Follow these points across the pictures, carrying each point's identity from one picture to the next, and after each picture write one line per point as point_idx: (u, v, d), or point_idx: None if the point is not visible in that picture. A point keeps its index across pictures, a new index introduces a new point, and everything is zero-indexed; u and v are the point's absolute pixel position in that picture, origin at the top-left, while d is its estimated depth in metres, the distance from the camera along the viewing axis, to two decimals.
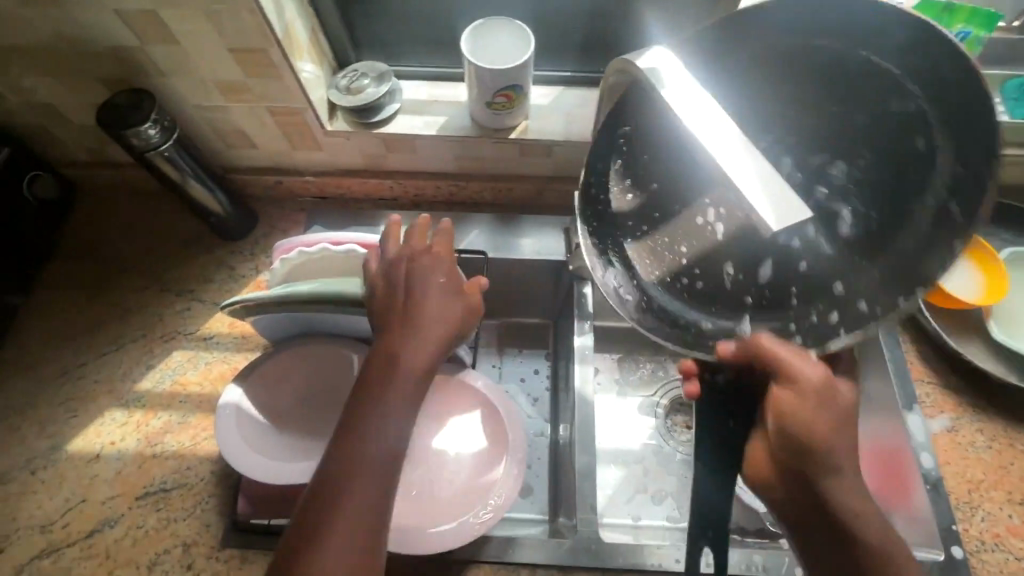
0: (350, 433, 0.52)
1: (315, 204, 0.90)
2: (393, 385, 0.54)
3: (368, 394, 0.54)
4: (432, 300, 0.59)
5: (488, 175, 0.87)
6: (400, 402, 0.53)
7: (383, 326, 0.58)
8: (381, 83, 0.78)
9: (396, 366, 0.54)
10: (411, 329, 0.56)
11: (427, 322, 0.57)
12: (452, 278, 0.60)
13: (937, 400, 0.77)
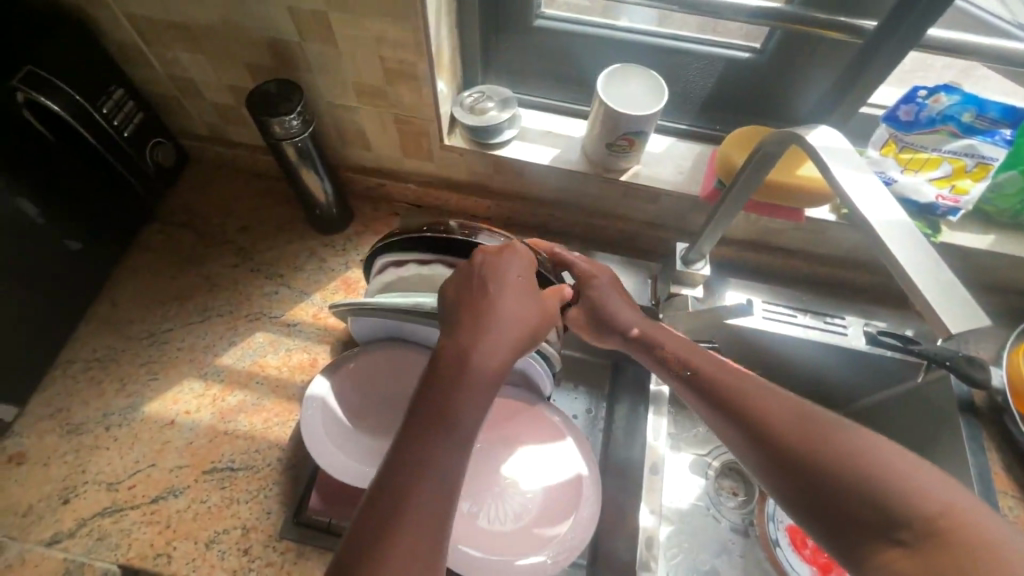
0: (413, 426, 0.47)
1: (409, 211, 0.93)
2: (468, 383, 0.49)
3: (431, 389, 0.49)
4: (506, 302, 0.54)
5: (584, 211, 0.88)
6: (473, 405, 0.48)
7: (452, 326, 0.53)
8: (504, 108, 0.80)
9: (471, 361, 0.50)
10: (483, 332, 0.52)
11: (499, 324, 0.53)
12: (520, 304, 0.55)
13: (1020, 516, 0.73)
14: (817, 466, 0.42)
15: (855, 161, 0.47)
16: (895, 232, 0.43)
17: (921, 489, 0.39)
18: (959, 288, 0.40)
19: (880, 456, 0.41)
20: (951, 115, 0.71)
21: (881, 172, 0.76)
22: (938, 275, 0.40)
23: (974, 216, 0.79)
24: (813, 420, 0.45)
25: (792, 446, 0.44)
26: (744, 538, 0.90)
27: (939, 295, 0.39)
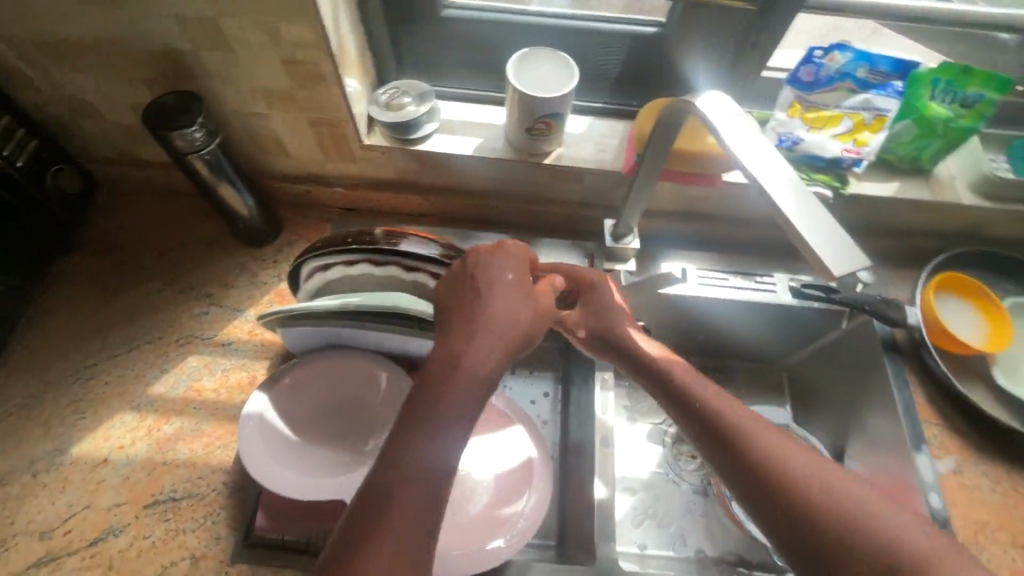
0: (394, 447, 0.44)
1: (341, 215, 0.91)
2: (455, 387, 0.46)
3: (414, 408, 0.46)
4: (496, 310, 0.50)
5: (516, 198, 0.88)
6: (460, 422, 0.45)
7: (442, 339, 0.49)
8: (421, 102, 0.79)
9: (458, 363, 0.47)
10: (474, 342, 0.48)
11: (487, 332, 0.49)
12: (518, 298, 0.51)
13: (944, 442, 0.78)
14: (776, 485, 0.45)
15: (744, 122, 0.49)
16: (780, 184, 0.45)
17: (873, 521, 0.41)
18: (837, 231, 0.42)
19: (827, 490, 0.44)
20: (847, 72, 0.76)
21: (789, 131, 0.79)
22: (820, 220, 0.43)
23: (879, 166, 0.83)
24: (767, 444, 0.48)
25: (756, 465, 0.47)
26: (704, 498, 0.94)
27: (822, 237, 0.42)
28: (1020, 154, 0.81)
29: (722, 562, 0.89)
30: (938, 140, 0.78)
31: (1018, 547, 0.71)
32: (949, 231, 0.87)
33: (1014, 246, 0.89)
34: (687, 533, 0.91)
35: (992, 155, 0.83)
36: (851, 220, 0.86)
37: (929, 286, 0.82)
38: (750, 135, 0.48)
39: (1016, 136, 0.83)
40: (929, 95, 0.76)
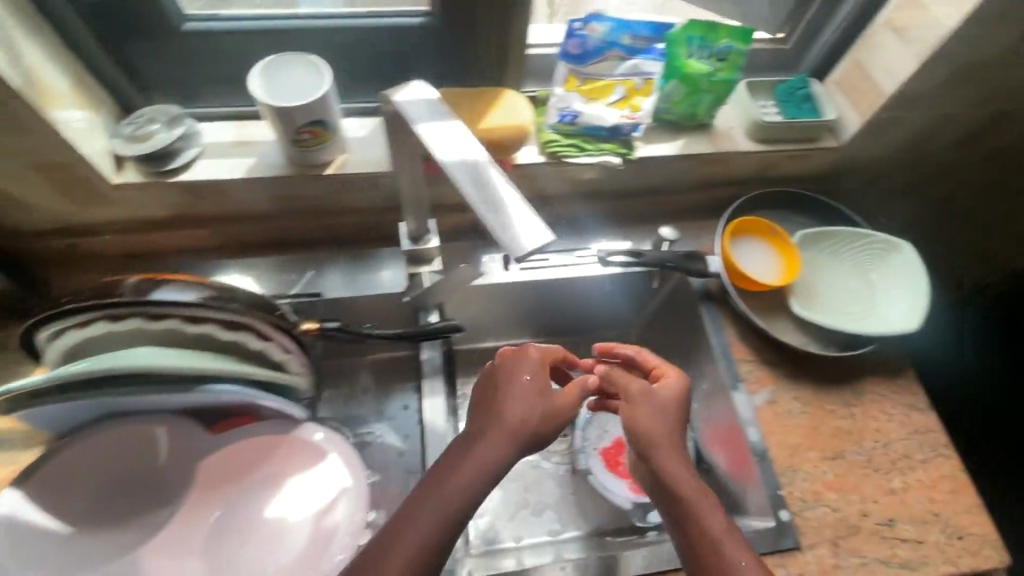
0: (425, 503, 0.53)
1: (121, 264, 0.81)
2: (481, 447, 0.55)
3: (450, 473, 0.54)
4: (508, 395, 0.58)
5: (315, 214, 0.83)
6: (467, 489, 0.54)
7: (485, 414, 0.58)
8: (172, 127, 0.72)
9: (495, 425, 0.56)
10: (528, 419, 0.57)
11: (530, 408, 0.57)
12: (537, 379, 0.59)
13: (758, 376, 0.82)
14: (695, 532, 0.55)
15: (440, 109, 0.46)
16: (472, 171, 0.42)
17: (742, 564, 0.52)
18: (524, 208, 0.40)
19: (718, 539, 0.54)
20: (613, 41, 0.78)
21: (567, 106, 0.79)
22: (510, 202, 0.40)
23: (662, 126, 0.85)
24: (692, 492, 0.56)
25: (681, 510, 0.56)
26: (572, 475, 0.94)
27: (509, 220, 0.39)
28: (784, 97, 0.87)
29: (595, 534, 0.90)
30: (706, 96, 0.80)
31: (828, 460, 0.77)
32: (741, 177, 0.92)
33: (800, 182, 0.96)
34: (560, 513, 0.91)
35: (763, 101, 0.87)
36: (650, 181, 0.88)
37: (725, 234, 0.85)
38: (446, 121, 0.45)
39: (779, 82, 0.88)
40: (686, 53, 0.77)
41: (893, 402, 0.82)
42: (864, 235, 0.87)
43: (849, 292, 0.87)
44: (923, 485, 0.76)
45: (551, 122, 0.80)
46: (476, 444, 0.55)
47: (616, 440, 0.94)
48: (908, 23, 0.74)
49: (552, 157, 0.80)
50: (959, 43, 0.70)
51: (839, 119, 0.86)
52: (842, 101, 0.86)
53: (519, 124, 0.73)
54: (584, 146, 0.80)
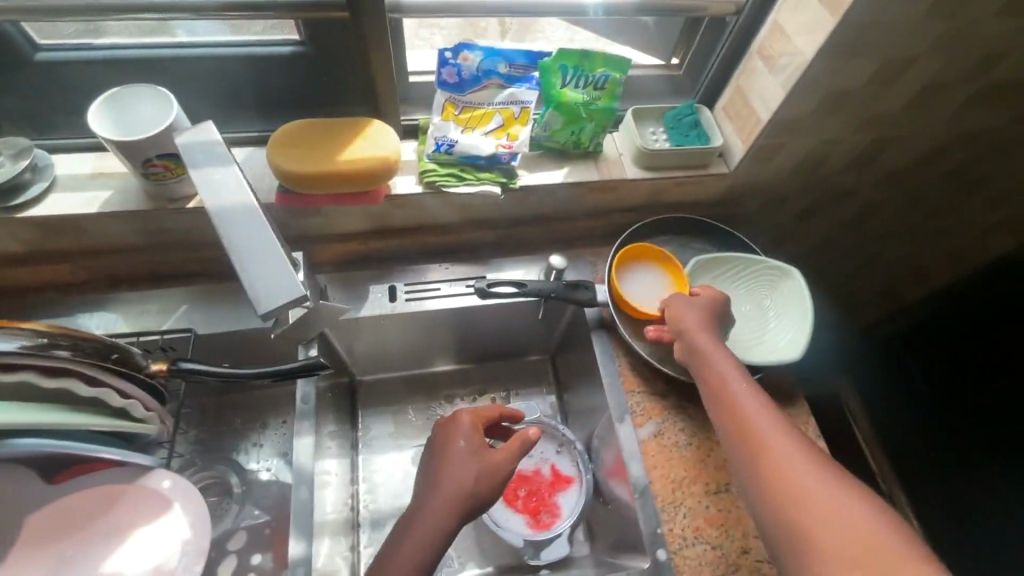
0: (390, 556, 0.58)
1: None
2: (423, 518, 0.59)
3: (414, 520, 0.60)
4: (456, 456, 0.63)
5: (189, 246, 0.80)
6: (433, 533, 0.59)
7: (441, 466, 0.63)
8: (19, 160, 0.70)
9: (436, 488, 0.61)
10: (471, 482, 0.61)
11: (468, 468, 0.62)
12: (472, 440, 0.65)
13: (647, 407, 0.80)
14: (783, 506, 0.55)
15: (220, 154, 0.45)
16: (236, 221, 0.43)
17: (835, 524, 0.52)
18: (284, 268, 0.42)
19: (822, 501, 0.54)
20: (489, 69, 0.77)
21: (443, 135, 0.78)
22: (265, 260, 0.42)
23: (548, 153, 0.84)
24: (783, 459, 0.57)
25: (769, 482, 0.57)
26: None
27: (261, 279, 0.42)
28: (672, 124, 0.86)
29: (491, 573, 0.87)
30: (587, 123, 0.80)
31: (711, 495, 0.75)
32: (636, 203, 0.91)
33: (700, 206, 0.95)
34: (457, 552, 0.88)
35: (652, 129, 0.87)
36: (541, 209, 0.87)
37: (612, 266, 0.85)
38: (222, 168, 0.45)
39: (669, 108, 0.88)
40: (561, 82, 0.77)
41: None
42: (757, 261, 0.87)
43: (742, 319, 0.85)
44: None
45: (428, 152, 0.78)
46: (426, 495, 0.61)
47: (517, 472, 0.92)
48: (777, 51, 0.74)
49: (430, 187, 0.79)
50: (820, 72, 0.70)
51: (727, 145, 0.86)
52: (728, 127, 0.86)
53: (383, 155, 0.71)
54: (461, 174, 0.79)
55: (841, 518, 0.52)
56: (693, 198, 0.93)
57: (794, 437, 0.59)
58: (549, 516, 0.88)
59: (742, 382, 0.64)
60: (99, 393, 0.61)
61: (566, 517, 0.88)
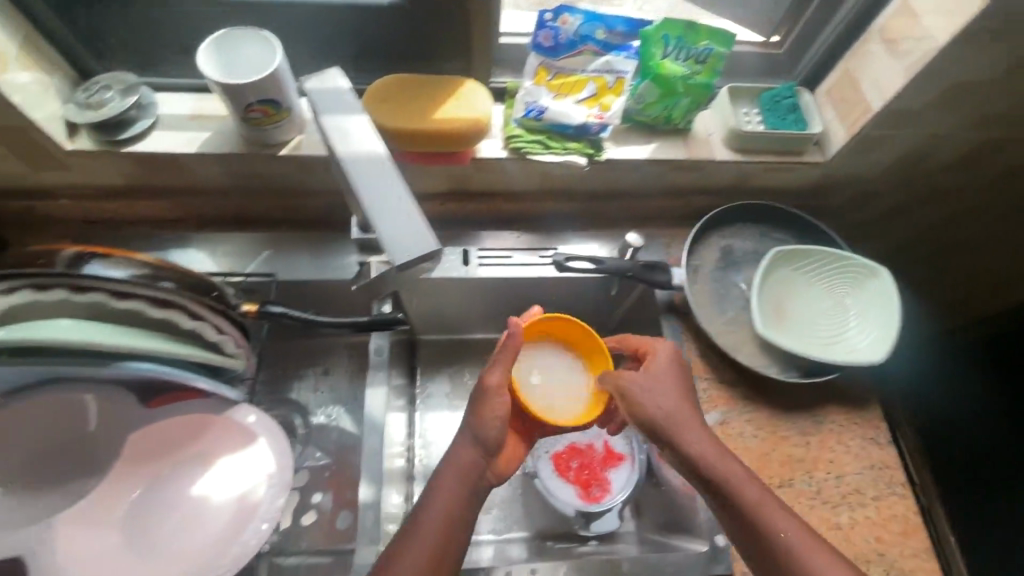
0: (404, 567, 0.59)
1: (82, 229, 0.82)
2: (446, 489, 0.63)
3: (415, 533, 0.61)
4: (465, 447, 0.66)
5: (277, 193, 0.83)
6: (444, 511, 0.62)
7: (434, 482, 0.65)
8: (127, 95, 0.72)
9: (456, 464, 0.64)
10: (462, 488, 0.64)
11: (467, 466, 0.65)
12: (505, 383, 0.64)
13: (713, 395, 0.80)
14: (763, 543, 0.61)
15: (350, 101, 0.46)
16: (362, 165, 0.44)
17: (803, 549, 0.60)
18: (416, 221, 0.43)
19: (788, 530, 0.61)
20: (586, 35, 0.74)
21: (534, 101, 0.76)
22: (400, 210, 0.43)
23: (634, 127, 0.82)
24: (753, 494, 0.63)
25: (748, 521, 0.62)
26: (521, 476, 0.93)
27: (396, 229, 0.42)
28: (768, 105, 0.82)
29: (539, 536, 0.90)
30: (681, 98, 0.77)
31: (773, 487, 0.75)
32: (718, 186, 0.88)
33: (782, 195, 0.92)
34: (506, 513, 0.91)
35: (745, 109, 0.83)
36: (619, 184, 0.85)
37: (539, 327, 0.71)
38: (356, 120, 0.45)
39: (767, 88, 0.83)
40: (661, 53, 0.74)
41: (852, 433, 0.79)
42: (842, 257, 0.84)
43: (820, 315, 0.83)
44: (872, 522, 0.74)
45: (517, 117, 0.77)
46: (425, 508, 0.63)
47: (570, 444, 0.93)
48: (900, 35, 0.69)
49: (515, 153, 0.78)
50: (950, 62, 0.66)
51: (825, 133, 0.82)
52: (830, 114, 0.81)
53: (475, 116, 0.70)
54: (550, 142, 0.78)
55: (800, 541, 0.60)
56: (778, 185, 0.90)
57: (750, 471, 0.65)
58: (599, 489, 0.90)
59: (695, 420, 0.67)
60: (197, 325, 0.63)
61: (615, 493, 0.89)
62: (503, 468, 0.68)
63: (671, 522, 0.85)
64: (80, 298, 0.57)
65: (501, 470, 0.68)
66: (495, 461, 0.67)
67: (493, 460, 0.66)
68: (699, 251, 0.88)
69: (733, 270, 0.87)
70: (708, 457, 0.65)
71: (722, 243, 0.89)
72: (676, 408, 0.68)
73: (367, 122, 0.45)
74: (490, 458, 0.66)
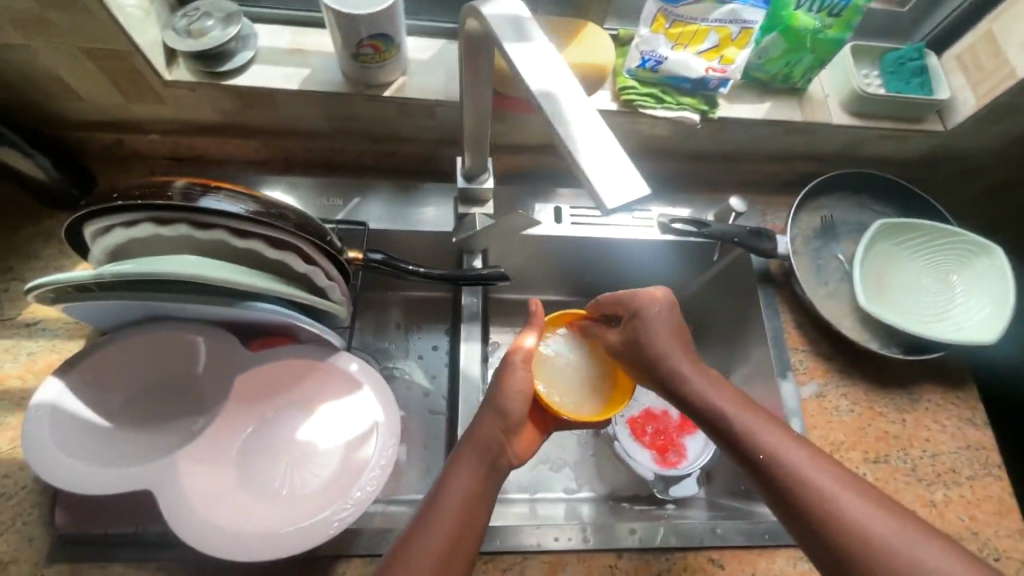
0: (411, 560, 0.52)
1: (169, 167, 0.80)
2: (461, 464, 0.59)
3: (428, 523, 0.55)
4: (484, 424, 0.62)
5: (370, 139, 0.80)
6: (464, 484, 0.58)
7: (451, 464, 0.60)
8: (228, 25, 0.69)
9: (471, 437, 0.61)
10: (475, 473, 0.58)
11: (483, 447, 0.60)
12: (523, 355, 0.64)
13: (809, 367, 0.79)
14: (832, 540, 0.50)
15: (533, 31, 0.44)
16: (556, 100, 0.40)
17: (888, 539, 0.48)
18: (621, 159, 0.38)
19: (868, 519, 0.49)
20: None
21: (652, 49, 0.71)
22: (605, 146, 0.38)
23: (749, 84, 0.78)
24: (822, 482, 0.52)
25: (814, 516, 0.51)
26: (594, 437, 0.93)
27: (601, 165, 0.38)
28: (892, 68, 0.77)
29: (611, 498, 0.89)
30: (806, 55, 0.73)
31: (869, 462, 0.74)
32: (823, 152, 0.85)
33: (885, 166, 0.88)
34: (580, 474, 0.91)
35: (865, 71, 0.78)
36: (725, 146, 0.83)
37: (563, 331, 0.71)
38: (542, 48, 0.43)
39: (891, 48, 0.78)
40: (795, 3, 0.69)
41: (948, 413, 0.78)
42: (950, 232, 0.80)
43: (926, 292, 0.80)
44: (968, 502, 0.72)
45: (631, 67, 0.73)
46: (440, 488, 0.58)
47: (646, 410, 0.93)
48: None
49: (625, 106, 0.74)
50: None
51: (951, 100, 0.78)
52: (959, 80, 0.77)
53: (598, 65, 0.68)
54: (663, 96, 0.74)
55: (884, 530, 0.49)
56: (884, 155, 0.86)
57: (820, 455, 0.54)
58: (675, 455, 0.89)
59: (747, 404, 0.59)
60: (310, 270, 0.62)
61: (691, 460, 0.89)
62: (525, 449, 0.63)
63: (749, 491, 0.85)
64: (203, 232, 0.56)
65: (523, 451, 0.63)
66: (514, 440, 0.62)
67: (513, 436, 0.62)
68: (799, 218, 0.85)
69: (833, 240, 0.84)
70: (760, 440, 0.56)
71: (823, 212, 0.86)
72: (722, 394, 0.60)
73: (553, 51, 0.42)
74: (511, 435, 0.61)
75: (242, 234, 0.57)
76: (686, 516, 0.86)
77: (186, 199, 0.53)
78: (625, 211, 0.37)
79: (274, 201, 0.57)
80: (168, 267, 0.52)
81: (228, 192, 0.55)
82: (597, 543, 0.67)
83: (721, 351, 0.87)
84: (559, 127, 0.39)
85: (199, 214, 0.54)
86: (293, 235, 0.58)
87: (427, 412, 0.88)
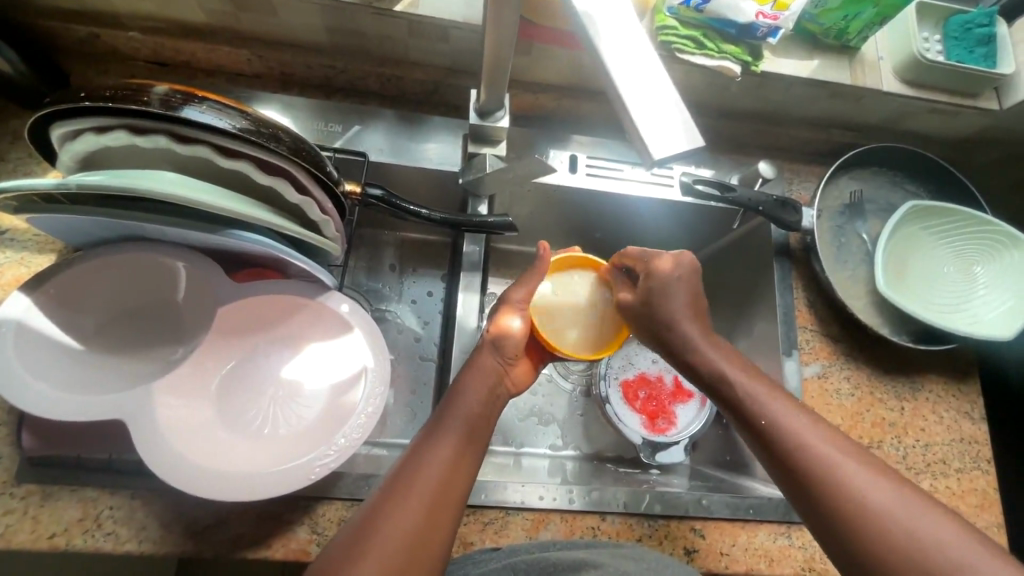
0: (408, 485, 0.49)
1: (149, 71, 0.72)
2: (468, 396, 0.56)
3: (424, 456, 0.51)
4: (483, 354, 0.60)
5: (375, 58, 0.73)
6: (472, 409, 0.55)
7: (452, 396, 0.56)
8: None
9: (478, 367, 0.58)
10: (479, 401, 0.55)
11: (485, 375, 0.58)
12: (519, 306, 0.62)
13: (815, 347, 0.76)
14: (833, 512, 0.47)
15: None
16: (607, 29, 0.34)
17: (895, 507, 0.46)
18: (676, 105, 0.33)
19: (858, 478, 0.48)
20: None
21: None
22: (657, 88, 0.33)
23: (798, 36, 0.71)
24: (824, 458, 0.49)
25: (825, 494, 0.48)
26: (585, 397, 0.92)
27: (652, 110, 0.33)
28: (956, 33, 0.70)
29: (596, 458, 0.88)
30: (868, 9, 0.66)
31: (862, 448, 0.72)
32: (863, 121, 0.79)
33: (924, 142, 0.83)
34: (567, 431, 0.90)
35: (927, 33, 0.71)
36: (761, 104, 0.77)
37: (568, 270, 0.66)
38: None
39: (960, 10, 0.70)
40: None
41: (947, 405, 0.76)
42: (981, 220, 0.75)
43: (945, 280, 0.76)
44: (955, 493, 0.71)
45: (673, 4, 0.65)
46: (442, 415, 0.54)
47: (640, 374, 0.91)
48: None
49: (661, 48, 0.67)
50: None
51: (1013, 75, 0.71)
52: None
53: None
54: (703, 40, 0.67)
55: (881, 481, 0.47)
56: (925, 130, 0.81)
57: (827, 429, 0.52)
58: (665, 422, 0.88)
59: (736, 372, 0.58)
60: (302, 201, 0.56)
61: (680, 428, 0.88)
62: (520, 381, 0.62)
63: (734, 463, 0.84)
64: (183, 148, 0.49)
65: (522, 382, 0.62)
66: (513, 369, 0.61)
67: (511, 367, 0.60)
68: (828, 192, 0.80)
69: (859, 218, 0.79)
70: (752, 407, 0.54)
71: (852, 186, 0.80)
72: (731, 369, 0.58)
73: None
74: (509, 365, 0.61)
75: (227, 152, 0.51)
76: (668, 483, 0.84)
77: (166, 108, 0.47)
78: (668, 165, 0.32)
79: (265, 119, 0.51)
80: (143, 181, 0.47)
81: (216, 103, 0.49)
82: (583, 503, 0.67)
83: (725, 323, 0.85)
84: (608, 65, 0.33)
85: (181, 125, 0.48)
86: (287, 160, 0.53)
87: (417, 357, 0.85)
